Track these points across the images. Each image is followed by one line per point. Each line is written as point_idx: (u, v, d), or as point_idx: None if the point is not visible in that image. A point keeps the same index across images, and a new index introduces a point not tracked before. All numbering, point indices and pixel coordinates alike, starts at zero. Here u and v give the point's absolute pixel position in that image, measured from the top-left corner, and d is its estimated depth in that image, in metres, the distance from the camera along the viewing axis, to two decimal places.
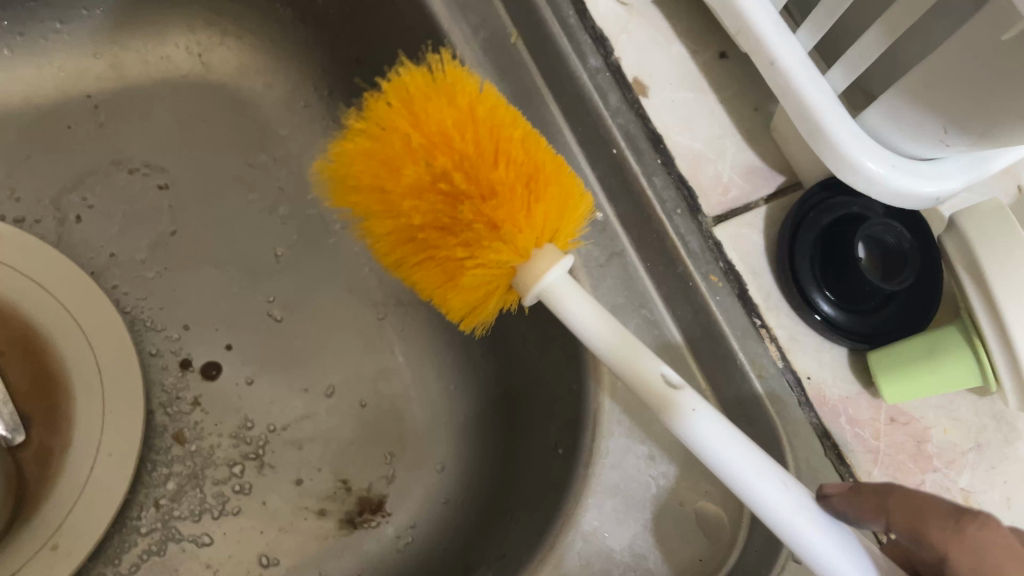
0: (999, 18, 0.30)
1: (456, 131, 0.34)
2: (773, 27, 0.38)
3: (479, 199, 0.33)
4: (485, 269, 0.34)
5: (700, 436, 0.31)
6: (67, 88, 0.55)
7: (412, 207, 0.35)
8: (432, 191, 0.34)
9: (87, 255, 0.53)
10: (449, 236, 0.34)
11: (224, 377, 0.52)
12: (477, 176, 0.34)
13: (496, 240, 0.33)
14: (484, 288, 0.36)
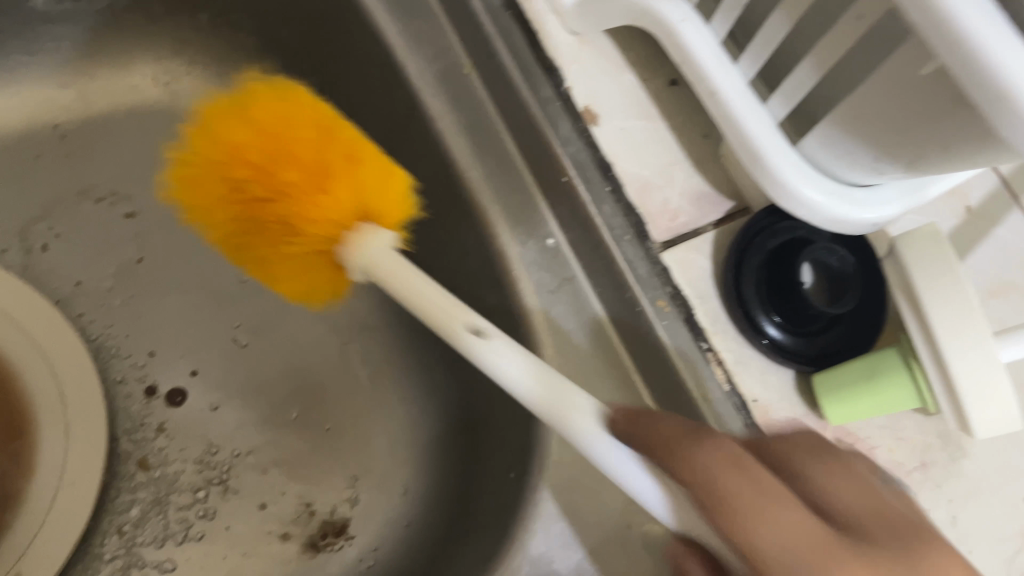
0: (918, 53, 0.31)
1: (247, 143, 0.39)
2: (713, 59, 0.40)
3: (275, 202, 0.39)
4: (299, 258, 0.41)
5: (576, 426, 0.34)
6: (34, 119, 0.56)
7: (227, 214, 0.41)
8: (238, 200, 0.40)
9: (53, 284, 0.53)
10: (262, 234, 0.41)
11: (189, 403, 0.52)
12: (269, 181, 0.39)
13: (296, 235, 0.40)
14: (310, 271, 0.42)
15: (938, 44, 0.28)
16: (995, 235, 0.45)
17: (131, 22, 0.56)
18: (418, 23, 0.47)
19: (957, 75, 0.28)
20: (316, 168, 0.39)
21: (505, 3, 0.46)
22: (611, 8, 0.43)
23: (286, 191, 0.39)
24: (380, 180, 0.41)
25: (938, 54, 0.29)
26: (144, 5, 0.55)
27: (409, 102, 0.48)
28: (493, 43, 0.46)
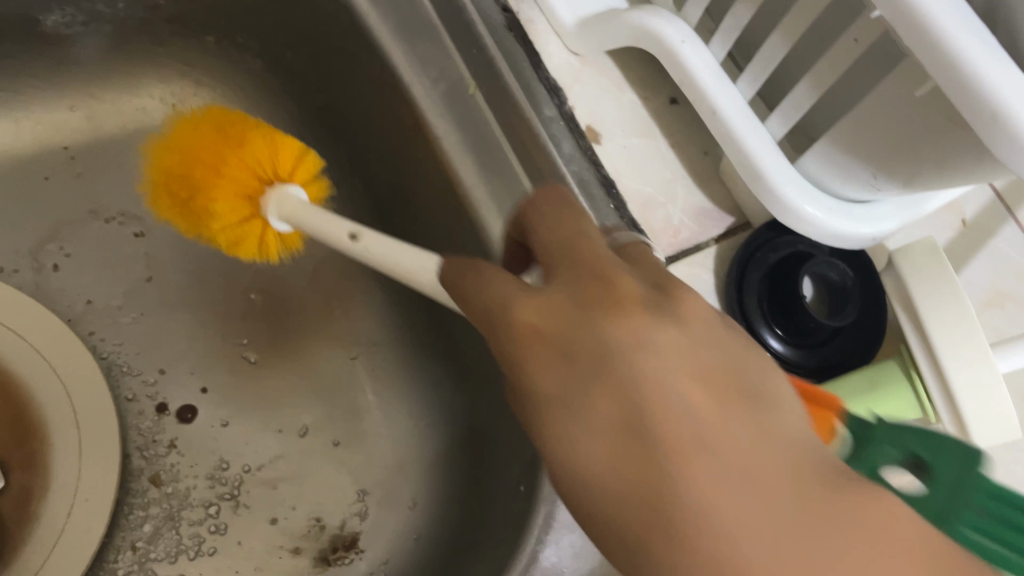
0: (914, 75, 0.32)
1: (166, 153, 0.44)
2: (714, 79, 0.40)
3: (192, 194, 0.43)
4: (232, 234, 0.44)
5: (403, 270, 0.37)
6: (44, 140, 0.57)
7: (170, 214, 0.45)
8: (171, 200, 0.45)
9: (64, 303, 0.54)
10: (198, 223, 0.45)
11: (199, 420, 0.53)
12: (185, 179, 0.43)
13: (217, 218, 0.43)
14: (249, 243, 0.45)
15: (931, 63, 0.29)
16: (991, 248, 0.46)
17: (138, 45, 0.57)
18: (423, 42, 0.48)
19: (951, 94, 0.29)
20: (212, 158, 0.43)
21: (509, 24, 0.47)
22: (612, 29, 0.44)
23: (197, 183, 0.43)
24: (269, 147, 0.44)
25: (932, 73, 0.30)
26: (151, 28, 0.56)
27: (415, 121, 0.49)
28: (497, 63, 0.46)
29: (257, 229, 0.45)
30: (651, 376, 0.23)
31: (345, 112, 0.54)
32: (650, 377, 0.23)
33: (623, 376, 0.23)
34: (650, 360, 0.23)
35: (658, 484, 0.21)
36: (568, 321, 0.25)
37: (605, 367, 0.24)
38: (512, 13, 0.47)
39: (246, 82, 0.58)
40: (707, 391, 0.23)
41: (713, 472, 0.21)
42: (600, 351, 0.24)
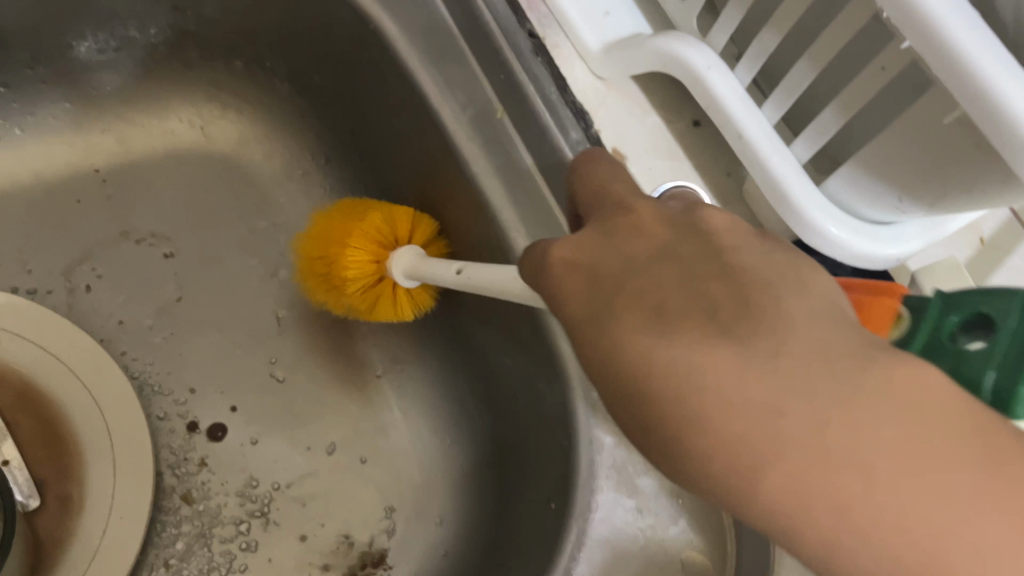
0: (942, 102, 0.33)
1: (310, 240, 0.52)
2: (740, 103, 0.41)
3: (328, 264, 0.51)
4: (363, 294, 0.51)
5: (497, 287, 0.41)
6: (76, 163, 0.58)
7: (320, 295, 0.53)
8: (318, 274, 0.52)
9: (97, 323, 0.55)
10: (340, 292, 0.51)
11: (229, 438, 0.54)
12: (322, 249, 0.51)
13: (349, 283, 0.50)
14: (382, 296, 0.51)
15: (961, 93, 0.30)
16: (1010, 266, 0.47)
17: (168, 69, 0.58)
18: (451, 66, 0.49)
19: (981, 122, 0.30)
20: (340, 231, 0.50)
21: (535, 50, 0.47)
22: (638, 55, 0.45)
23: (330, 249, 0.50)
24: (387, 218, 0.51)
25: (961, 103, 0.31)
26: (181, 52, 0.57)
27: (444, 143, 0.50)
28: (523, 86, 0.47)
29: (386, 288, 0.51)
30: (697, 337, 0.22)
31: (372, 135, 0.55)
32: (694, 340, 0.22)
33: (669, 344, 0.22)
34: (692, 321, 0.22)
35: (716, 447, 0.20)
36: (607, 299, 0.25)
37: (648, 335, 0.22)
38: (537, 38, 0.47)
39: (274, 106, 0.59)
40: (752, 337, 0.21)
41: (789, 437, 0.19)
42: (644, 319, 0.23)
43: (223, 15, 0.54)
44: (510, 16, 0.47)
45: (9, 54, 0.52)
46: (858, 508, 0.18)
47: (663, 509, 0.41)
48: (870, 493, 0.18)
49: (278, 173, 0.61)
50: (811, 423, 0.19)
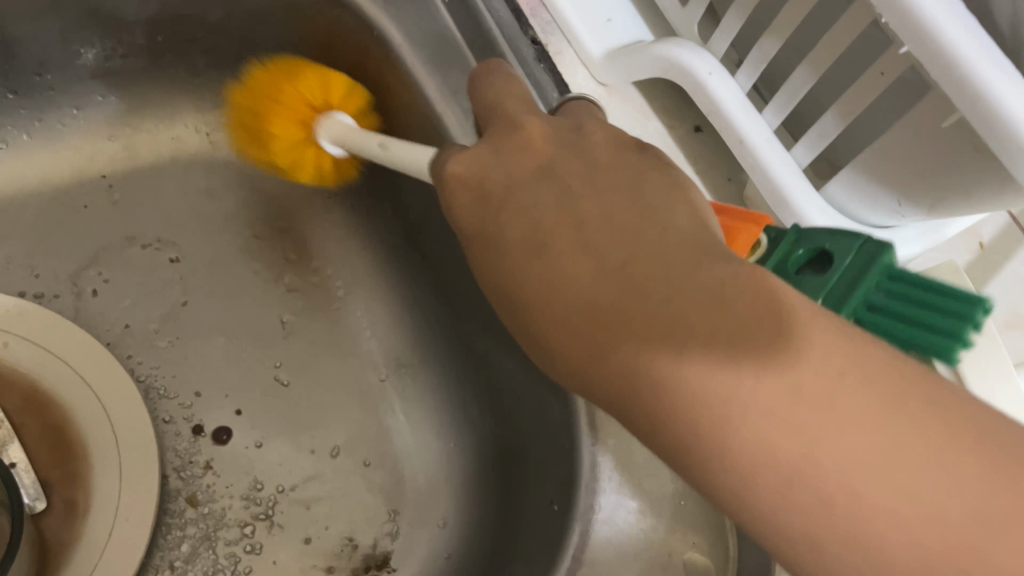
0: (940, 106, 0.33)
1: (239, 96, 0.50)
2: (741, 108, 0.42)
3: (259, 127, 0.49)
4: (294, 159, 0.49)
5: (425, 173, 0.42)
6: (83, 169, 0.59)
7: (247, 146, 0.51)
8: (243, 127, 0.50)
9: (104, 327, 0.55)
10: (266, 150, 0.50)
11: (234, 441, 0.54)
12: (256, 121, 0.49)
13: (282, 147, 0.49)
14: (312, 170, 0.50)
15: (959, 98, 0.31)
16: (1005, 271, 0.48)
17: (175, 76, 0.59)
18: (454, 72, 0.49)
19: (978, 126, 0.31)
20: (270, 94, 0.48)
21: (538, 56, 0.47)
22: (640, 61, 0.45)
23: (265, 133, 0.49)
24: (320, 82, 0.49)
25: (959, 107, 0.31)
26: (187, 59, 0.57)
27: (447, 150, 0.50)
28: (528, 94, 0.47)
29: (309, 154, 0.50)
30: (658, 334, 0.25)
31: None
32: (651, 337, 0.26)
33: (635, 338, 0.26)
34: (653, 322, 0.26)
35: (799, 492, 0.23)
36: (578, 299, 0.28)
37: (612, 333, 0.27)
38: (540, 45, 0.48)
39: None
40: (710, 336, 0.25)
41: (755, 427, 0.23)
42: (608, 319, 0.27)
43: (228, 23, 0.54)
44: (512, 22, 0.47)
45: (19, 62, 0.53)
46: (805, 475, 0.23)
47: (665, 510, 0.41)
48: (814, 459, 0.22)
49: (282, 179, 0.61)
50: (754, 410, 0.23)
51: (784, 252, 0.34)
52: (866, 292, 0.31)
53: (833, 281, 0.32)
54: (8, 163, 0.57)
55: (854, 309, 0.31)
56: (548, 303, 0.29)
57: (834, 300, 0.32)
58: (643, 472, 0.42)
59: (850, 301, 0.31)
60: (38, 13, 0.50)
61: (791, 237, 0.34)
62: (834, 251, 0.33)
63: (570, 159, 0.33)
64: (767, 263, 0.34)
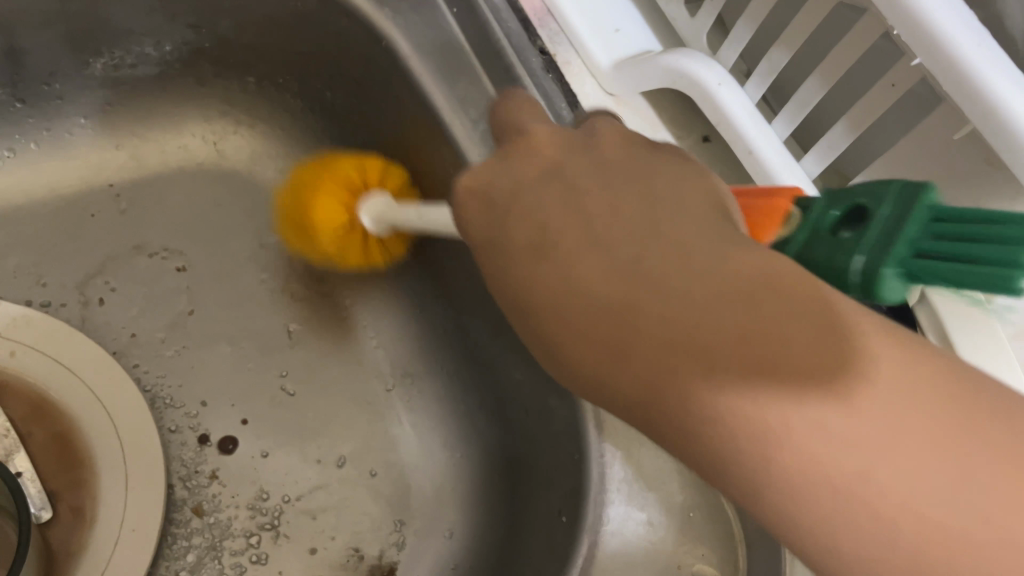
0: (951, 118, 0.33)
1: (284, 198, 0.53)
2: (752, 119, 0.42)
3: (297, 220, 0.51)
4: (335, 244, 0.51)
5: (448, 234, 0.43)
6: (90, 178, 0.59)
7: (295, 240, 0.53)
8: (288, 229, 0.53)
9: (110, 336, 0.55)
10: (308, 243, 0.52)
11: (240, 451, 0.54)
12: (295, 218, 0.51)
13: (320, 235, 0.50)
14: (356, 250, 0.52)
15: (971, 109, 0.31)
16: None
17: (183, 85, 0.59)
18: (463, 81, 0.49)
19: (991, 137, 0.31)
20: (303, 186, 0.51)
21: (546, 66, 0.48)
22: (649, 71, 0.45)
23: (302, 220, 0.51)
24: (356, 166, 0.51)
25: (971, 119, 0.31)
26: (195, 69, 0.57)
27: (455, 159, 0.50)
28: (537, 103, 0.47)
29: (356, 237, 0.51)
30: (681, 347, 0.23)
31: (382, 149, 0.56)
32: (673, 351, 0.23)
33: (656, 353, 0.23)
34: (675, 333, 0.23)
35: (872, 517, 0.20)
36: (588, 309, 0.25)
37: (630, 346, 0.24)
38: (548, 55, 0.48)
39: (286, 122, 0.60)
40: (741, 349, 0.22)
41: (800, 451, 0.21)
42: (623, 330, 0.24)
43: (237, 33, 0.54)
44: (520, 32, 0.48)
45: (27, 72, 0.53)
46: (852, 502, 0.21)
47: (673, 522, 0.41)
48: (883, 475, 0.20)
49: None
50: (796, 432, 0.21)
51: (806, 224, 0.29)
52: (911, 247, 0.26)
53: (868, 241, 0.27)
54: (16, 172, 0.57)
55: (896, 270, 0.26)
56: (555, 311, 0.27)
57: (873, 262, 0.26)
58: (652, 485, 0.42)
59: (888, 259, 0.26)
60: (47, 22, 0.51)
61: (817, 207, 0.29)
62: (869, 204, 0.28)
63: (581, 160, 0.31)
64: (794, 245, 0.29)
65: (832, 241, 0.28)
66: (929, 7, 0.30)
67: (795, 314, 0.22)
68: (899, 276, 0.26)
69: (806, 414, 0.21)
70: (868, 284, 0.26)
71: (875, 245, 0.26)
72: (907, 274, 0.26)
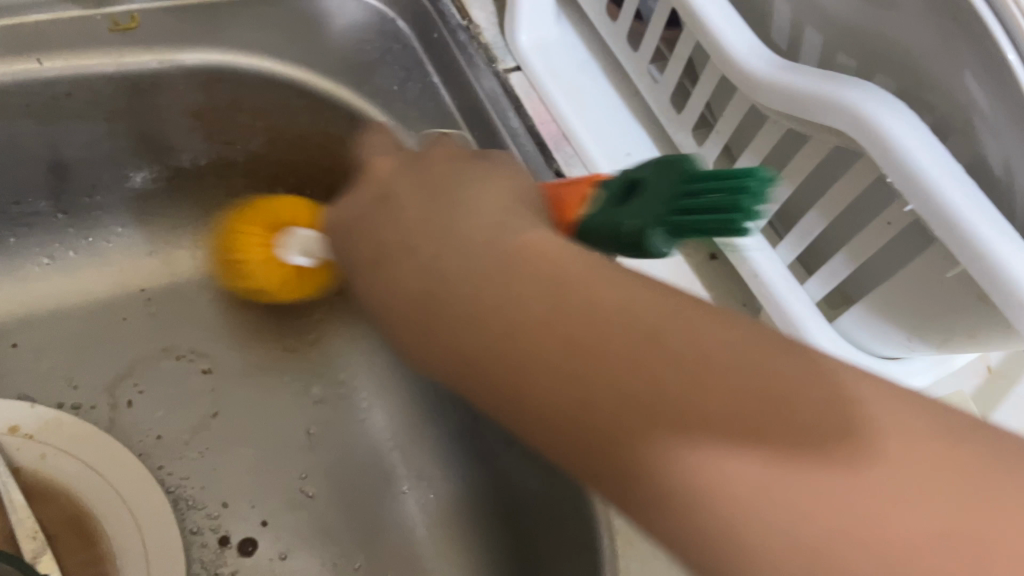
0: (944, 257, 0.36)
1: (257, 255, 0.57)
2: (754, 241, 0.44)
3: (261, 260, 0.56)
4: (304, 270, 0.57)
5: None
6: (124, 283, 0.61)
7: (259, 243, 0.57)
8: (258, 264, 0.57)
9: (136, 438, 0.57)
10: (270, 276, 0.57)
11: (260, 552, 0.55)
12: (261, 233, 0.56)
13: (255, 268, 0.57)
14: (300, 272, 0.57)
15: (960, 249, 0.33)
16: (1013, 394, 0.48)
17: (215, 195, 0.62)
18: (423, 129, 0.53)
19: (982, 281, 0.33)
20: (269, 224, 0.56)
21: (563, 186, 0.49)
22: None
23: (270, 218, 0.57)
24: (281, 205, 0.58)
25: (959, 258, 0.34)
26: (227, 181, 0.61)
27: None
28: None
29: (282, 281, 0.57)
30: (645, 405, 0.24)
31: None
32: (611, 425, 0.24)
33: (621, 385, 0.24)
34: (595, 372, 0.25)
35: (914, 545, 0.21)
36: (622, 423, 0.24)
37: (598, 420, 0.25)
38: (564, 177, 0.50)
39: None
40: (719, 392, 0.23)
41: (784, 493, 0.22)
42: (549, 407, 0.26)
43: (269, 148, 0.58)
44: (540, 156, 0.50)
45: (72, 184, 0.56)
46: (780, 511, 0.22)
47: None
48: (931, 534, 0.20)
49: None
50: (745, 478, 0.23)
51: (597, 210, 0.34)
52: (651, 217, 0.32)
53: (642, 210, 0.32)
54: (54, 279, 0.60)
55: (661, 228, 0.32)
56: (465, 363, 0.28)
57: (643, 223, 0.32)
58: None
59: (650, 220, 0.32)
60: (93, 140, 0.54)
61: (613, 190, 0.34)
62: (646, 181, 0.33)
63: (425, 228, 0.33)
64: (590, 219, 0.34)
65: (621, 211, 0.33)
66: (919, 156, 0.33)
67: (716, 354, 0.24)
68: (661, 234, 0.32)
69: (771, 449, 0.23)
70: (637, 239, 0.32)
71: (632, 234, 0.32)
72: (670, 230, 0.32)
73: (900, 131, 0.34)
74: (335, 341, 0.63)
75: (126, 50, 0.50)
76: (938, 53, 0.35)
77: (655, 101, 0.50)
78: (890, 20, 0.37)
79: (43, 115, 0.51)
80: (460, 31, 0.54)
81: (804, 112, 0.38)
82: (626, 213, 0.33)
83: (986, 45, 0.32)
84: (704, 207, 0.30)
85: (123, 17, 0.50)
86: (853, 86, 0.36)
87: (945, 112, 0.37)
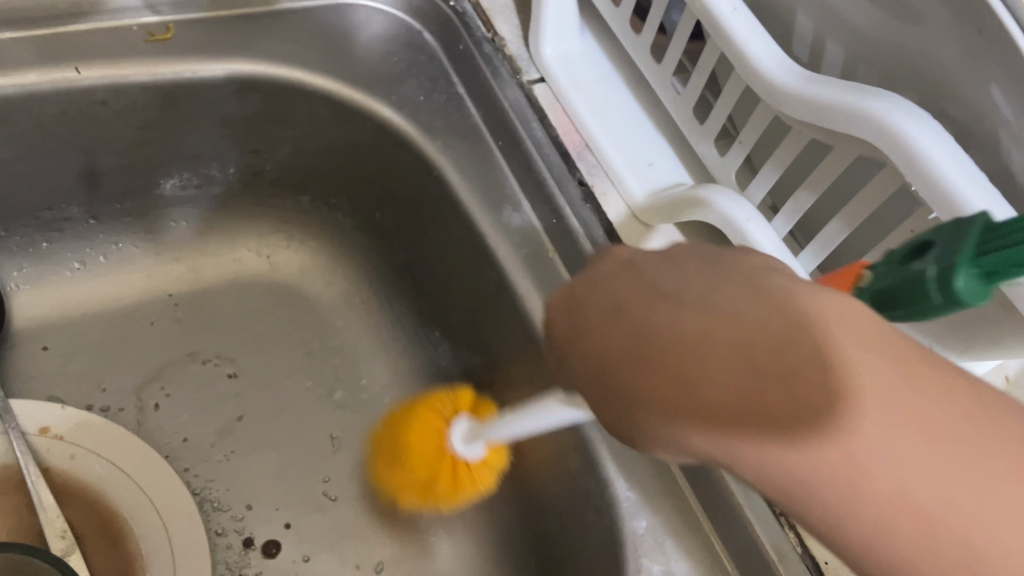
0: None
1: (431, 457, 0.52)
2: (777, 250, 0.44)
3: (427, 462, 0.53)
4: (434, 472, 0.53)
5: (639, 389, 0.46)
6: (151, 290, 0.63)
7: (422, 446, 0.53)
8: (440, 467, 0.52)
9: (163, 440, 0.58)
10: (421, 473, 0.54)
11: (283, 554, 0.56)
12: (421, 440, 0.53)
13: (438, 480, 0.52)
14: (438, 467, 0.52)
15: None
16: None
17: (242, 203, 0.63)
18: (456, 144, 0.55)
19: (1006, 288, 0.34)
20: (421, 429, 0.53)
21: (585, 197, 0.51)
22: (684, 202, 0.48)
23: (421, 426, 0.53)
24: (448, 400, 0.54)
25: None
26: (253, 189, 0.62)
27: (500, 282, 0.52)
28: (575, 232, 0.51)
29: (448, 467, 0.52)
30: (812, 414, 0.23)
31: (425, 267, 0.59)
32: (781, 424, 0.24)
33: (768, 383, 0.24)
34: (758, 379, 0.24)
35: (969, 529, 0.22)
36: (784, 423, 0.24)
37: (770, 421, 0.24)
38: (586, 185, 0.52)
39: (336, 237, 0.65)
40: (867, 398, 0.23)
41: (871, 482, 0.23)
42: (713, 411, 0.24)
43: (296, 157, 0.60)
44: (561, 164, 0.52)
45: (104, 191, 0.57)
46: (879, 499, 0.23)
47: None
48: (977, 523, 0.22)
49: (336, 300, 0.66)
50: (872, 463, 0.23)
51: (873, 282, 0.33)
52: (948, 258, 0.29)
53: (936, 257, 0.30)
54: (84, 284, 0.61)
55: (966, 271, 0.29)
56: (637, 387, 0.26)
57: (943, 266, 0.30)
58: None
59: (952, 263, 0.29)
60: (126, 147, 0.55)
61: (884, 263, 0.33)
62: (931, 238, 0.31)
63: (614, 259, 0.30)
64: (871, 294, 0.33)
65: (901, 274, 0.31)
66: (942, 166, 0.34)
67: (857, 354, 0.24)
68: (968, 276, 0.29)
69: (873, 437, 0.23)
70: (943, 290, 0.30)
71: (927, 287, 0.30)
72: (978, 271, 0.29)
73: (923, 140, 0.35)
74: (357, 348, 0.64)
75: (161, 60, 0.51)
76: (961, 66, 0.36)
77: (677, 112, 0.51)
78: (914, 33, 0.37)
79: (79, 123, 0.52)
80: (484, 43, 0.55)
81: (827, 122, 0.39)
82: (918, 266, 0.31)
83: (1011, 56, 0.33)
84: (1011, 240, 0.28)
85: (159, 27, 0.51)
86: (875, 97, 0.37)
87: (970, 123, 0.37)
